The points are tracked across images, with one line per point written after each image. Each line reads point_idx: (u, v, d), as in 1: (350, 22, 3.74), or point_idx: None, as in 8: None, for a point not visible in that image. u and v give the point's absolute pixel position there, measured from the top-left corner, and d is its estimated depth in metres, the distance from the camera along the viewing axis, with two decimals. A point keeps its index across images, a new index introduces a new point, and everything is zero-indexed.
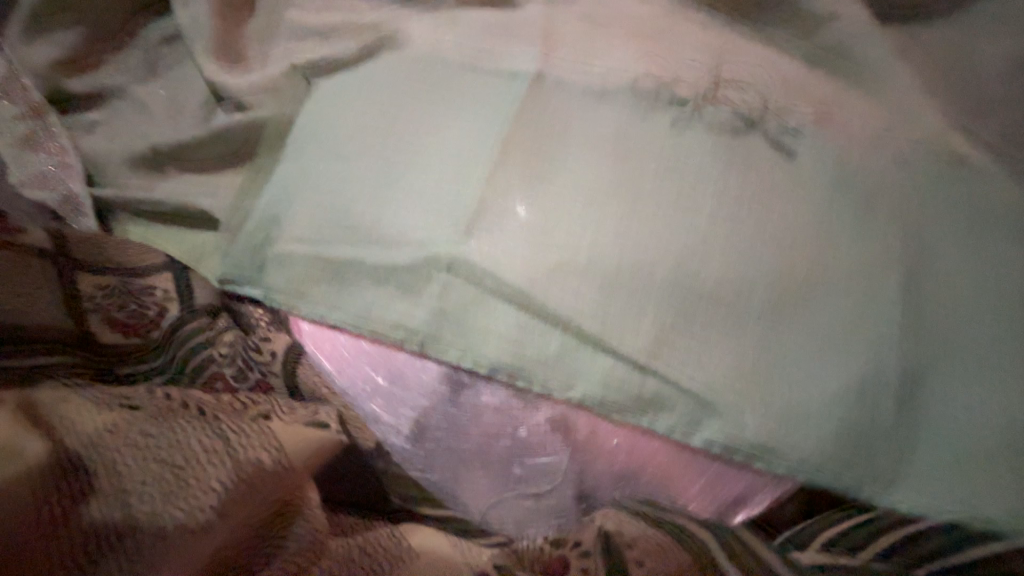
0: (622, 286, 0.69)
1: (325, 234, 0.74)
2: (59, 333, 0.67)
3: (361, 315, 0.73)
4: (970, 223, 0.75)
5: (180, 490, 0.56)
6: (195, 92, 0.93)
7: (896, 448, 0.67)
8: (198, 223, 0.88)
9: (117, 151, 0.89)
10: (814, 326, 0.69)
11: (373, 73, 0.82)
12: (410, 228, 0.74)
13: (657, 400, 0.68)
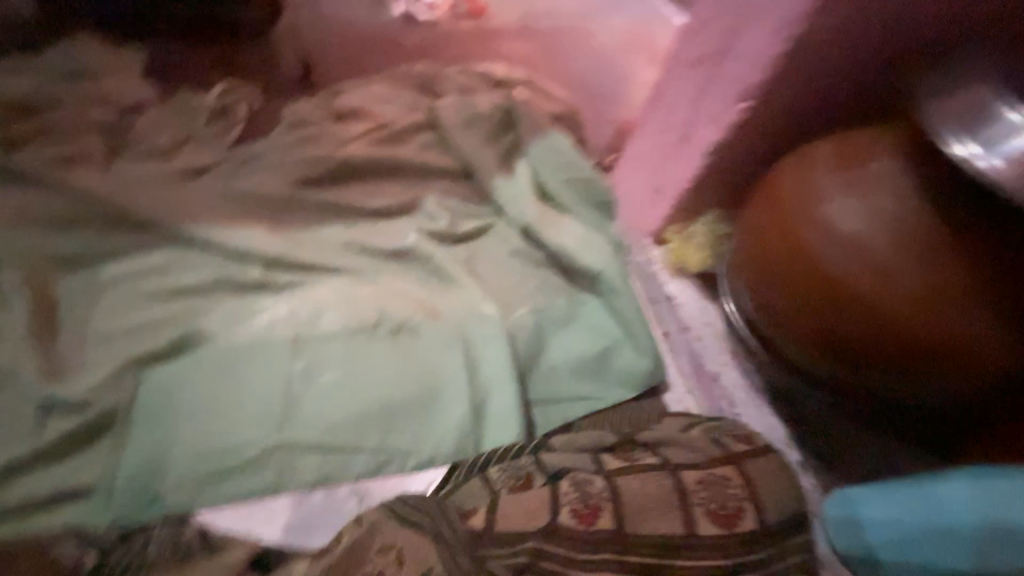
0: (317, 318, 0.68)
1: (53, 337, 0.64)
2: None
3: None
4: (642, 158, 0.80)
5: None
6: None
7: (636, 349, 0.76)
8: None
9: None
10: (496, 289, 0.81)
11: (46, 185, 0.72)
12: (91, 323, 0.66)
13: (370, 415, 0.61)
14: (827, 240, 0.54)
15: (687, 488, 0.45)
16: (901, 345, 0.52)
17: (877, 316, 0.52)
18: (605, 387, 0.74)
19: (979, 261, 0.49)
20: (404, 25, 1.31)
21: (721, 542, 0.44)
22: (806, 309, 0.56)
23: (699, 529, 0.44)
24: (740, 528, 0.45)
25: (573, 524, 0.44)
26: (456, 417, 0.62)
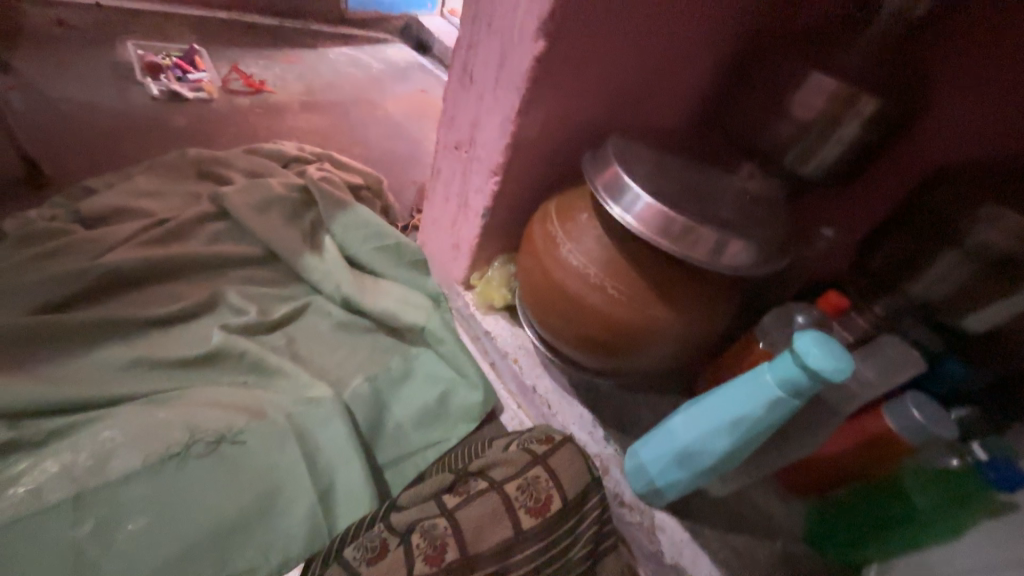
0: (105, 462, 0.59)
1: None
2: None
3: None
4: (439, 221, 0.93)
5: None
6: None
7: (470, 383, 0.85)
8: None
9: None
10: (325, 367, 0.83)
11: None
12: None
13: (197, 548, 0.56)
14: (565, 277, 0.68)
15: (510, 496, 0.53)
16: (633, 345, 0.68)
17: (611, 329, 0.67)
18: (449, 427, 0.81)
19: (665, 277, 0.65)
20: (172, 113, 1.24)
21: (544, 526, 0.52)
22: (570, 332, 0.71)
23: (527, 524, 0.52)
24: (553, 507, 0.53)
25: (426, 569, 0.48)
26: (303, 510, 0.61)
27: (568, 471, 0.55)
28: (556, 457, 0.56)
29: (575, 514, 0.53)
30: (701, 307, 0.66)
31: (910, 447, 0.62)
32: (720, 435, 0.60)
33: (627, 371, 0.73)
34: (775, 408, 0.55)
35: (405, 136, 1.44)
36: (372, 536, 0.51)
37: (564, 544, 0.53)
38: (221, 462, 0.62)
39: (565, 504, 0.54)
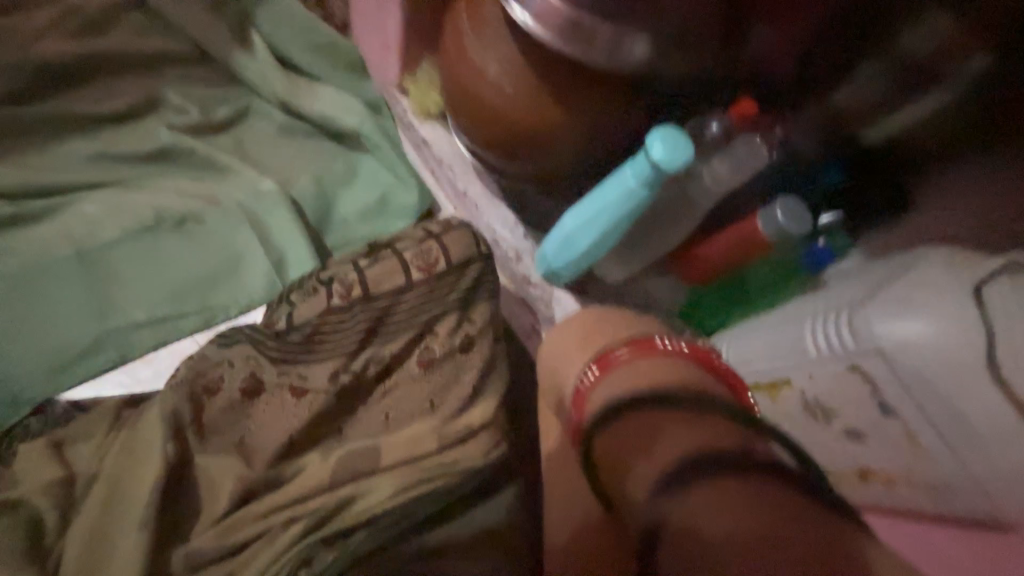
0: (95, 231, 0.74)
1: None
2: None
3: None
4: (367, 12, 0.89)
5: None
6: None
7: (406, 185, 0.96)
8: None
9: None
10: (273, 168, 0.92)
11: None
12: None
13: (182, 293, 0.74)
14: (472, 77, 0.71)
15: (405, 258, 0.66)
16: (537, 148, 0.73)
17: (515, 133, 0.72)
18: (388, 223, 0.94)
19: (562, 75, 0.67)
20: None
21: (432, 278, 0.65)
22: (482, 137, 0.76)
23: (417, 277, 0.65)
24: (439, 267, 0.66)
25: (339, 302, 0.62)
26: (261, 271, 0.78)
27: (457, 242, 0.69)
28: (447, 234, 0.69)
29: (458, 271, 0.67)
30: (597, 107, 0.69)
31: (772, 249, 0.71)
32: (598, 223, 0.71)
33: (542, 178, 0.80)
34: (632, 198, 0.66)
35: None
36: (308, 286, 0.67)
37: (447, 291, 0.66)
38: (189, 235, 0.77)
39: (451, 265, 0.67)
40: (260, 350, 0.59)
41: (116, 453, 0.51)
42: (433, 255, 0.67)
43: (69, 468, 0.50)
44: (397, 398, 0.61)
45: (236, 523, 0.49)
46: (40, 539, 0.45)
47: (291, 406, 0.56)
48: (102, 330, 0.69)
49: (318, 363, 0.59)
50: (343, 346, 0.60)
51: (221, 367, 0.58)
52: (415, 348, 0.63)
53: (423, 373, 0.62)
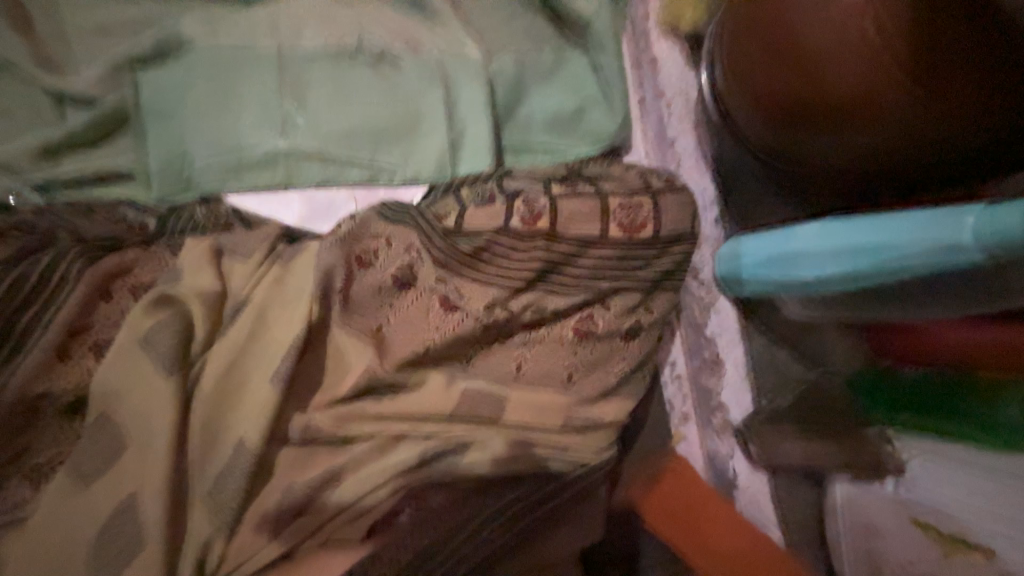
0: (298, 34, 0.67)
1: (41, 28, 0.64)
2: None
3: (19, 132, 0.62)
4: None
5: None
6: None
7: (613, 109, 0.79)
8: None
9: None
10: (480, 29, 0.78)
11: None
12: (60, 17, 0.65)
13: (357, 137, 0.68)
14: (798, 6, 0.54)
15: (610, 206, 0.54)
16: (831, 132, 0.55)
17: (817, 105, 0.54)
18: (575, 144, 0.79)
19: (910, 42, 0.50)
20: None
21: (630, 244, 0.54)
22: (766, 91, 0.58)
23: (614, 234, 0.54)
24: (645, 234, 0.54)
25: (519, 226, 0.53)
26: (435, 147, 0.69)
27: (670, 209, 0.56)
28: (665, 197, 0.56)
29: (659, 248, 0.54)
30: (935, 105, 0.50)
31: None
32: (832, 259, 0.54)
33: (807, 168, 0.60)
34: (942, 257, 0.45)
35: None
36: (486, 188, 0.56)
37: (640, 266, 0.54)
38: (382, 76, 0.69)
39: (657, 236, 0.54)
40: (425, 245, 0.52)
41: (267, 288, 0.48)
42: (644, 213, 0.54)
43: (224, 282, 0.49)
44: (537, 355, 0.54)
45: (354, 411, 0.47)
46: (185, 342, 0.44)
47: (439, 317, 0.51)
48: (276, 145, 0.65)
49: (474, 285, 0.52)
50: (507, 280, 0.53)
51: (379, 243, 0.52)
52: (579, 311, 0.54)
53: (575, 342, 0.54)
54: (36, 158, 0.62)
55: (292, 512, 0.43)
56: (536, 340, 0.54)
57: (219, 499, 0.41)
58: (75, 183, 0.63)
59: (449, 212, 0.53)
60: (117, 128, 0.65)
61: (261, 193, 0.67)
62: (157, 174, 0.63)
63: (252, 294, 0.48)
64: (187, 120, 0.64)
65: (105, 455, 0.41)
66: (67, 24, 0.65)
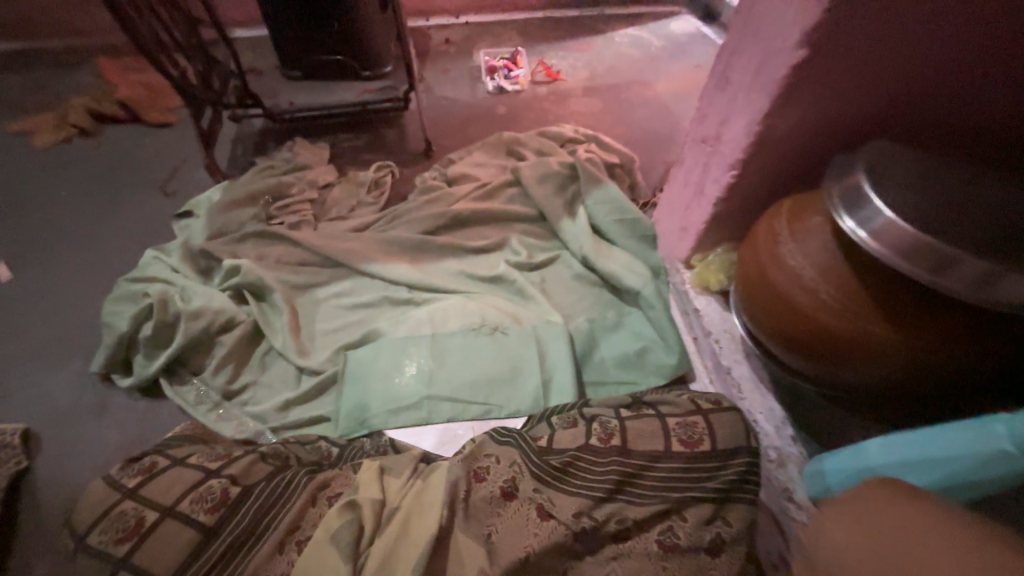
0: (444, 321, 1.04)
1: (303, 332, 1.08)
2: (173, 438, 0.88)
3: (276, 393, 0.99)
4: (683, 198, 1.03)
5: (233, 547, 0.70)
6: (127, 283, 1.06)
7: (667, 348, 1.01)
8: (126, 345, 0.99)
9: (90, 326, 1.10)
10: (560, 304, 1.13)
11: (295, 241, 1.19)
12: (315, 325, 1.10)
13: (478, 382, 0.95)
14: (775, 270, 0.74)
15: (669, 425, 0.72)
16: (849, 355, 0.67)
17: (828, 338, 0.68)
18: (641, 376, 1.00)
19: (885, 284, 0.64)
20: (498, 103, 1.70)
21: (690, 455, 0.69)
22: (780, 329, 0.74)
23: (676, 448, 0.70)
24: (703, 447, 0.69)
25: (598, 443, 0.72)
26: (531, 386, 0.94)
27: (724, 426, 0.72)
28: (716, 417, 0.73)
29: (719, 459, 0.69)
30: (933, 331, 0.62)
31: None
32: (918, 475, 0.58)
33: (843, 382, 0.72)
34: (994, 465, 0.51)
35: (663, 129, 1.59)
36: (569, 417, 0.78)
37: (704, 476, 0.68)
38: (495, 340, 1.01)
39: (714, 447, 0.70)
40: (524, 463, 0.72)
41: (411, 498, 0.68)
42: (694, 432, 0.71)
43: (383, 494, 0.69)
44: (627, 568, 0.64)
45: None
46: (357, 539, 0.64)
47: (538, 523, 0.66)
48: (423, 392, 0.94)
49: (563, 496, 0.67)
50: (590, 493, 0.67)
51: (492, 461, 0.73)
52: (657, 522, 0.66)
53: (660, 555, 0.64)
54: (278, 409, 0.96)
55: None
56: (622, 547, 0.65)
57: None
58: (296, 423, 0.95)
59: (543, 436, 0.75)
60: (326, 387, 0.99)
61: (407, 427, 0.91)
62: (346, 416, 0.93)
63: (401, 504, 0.68)
64: (370, 380, 0.97)
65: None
66: (317, 328, 1.10)
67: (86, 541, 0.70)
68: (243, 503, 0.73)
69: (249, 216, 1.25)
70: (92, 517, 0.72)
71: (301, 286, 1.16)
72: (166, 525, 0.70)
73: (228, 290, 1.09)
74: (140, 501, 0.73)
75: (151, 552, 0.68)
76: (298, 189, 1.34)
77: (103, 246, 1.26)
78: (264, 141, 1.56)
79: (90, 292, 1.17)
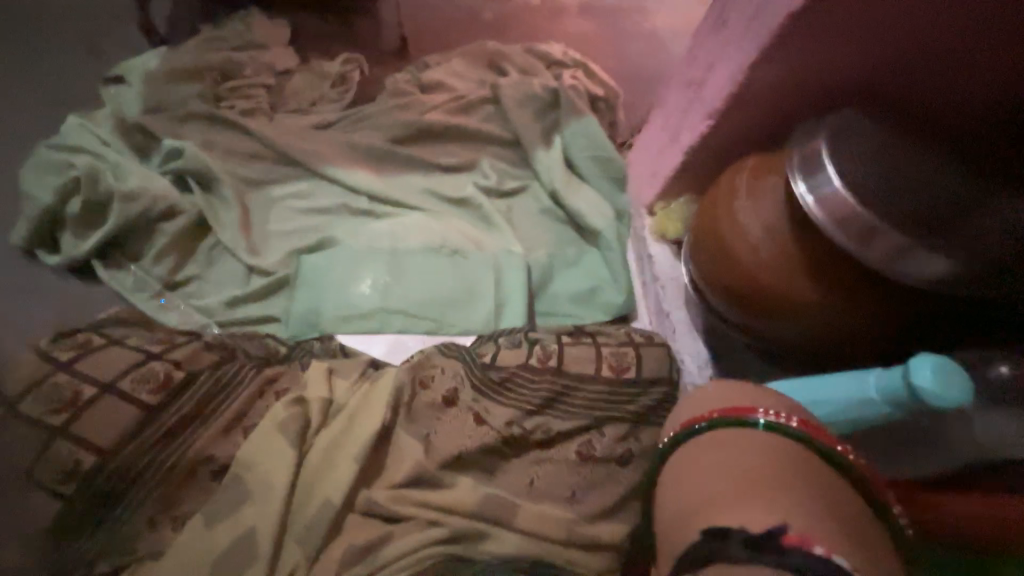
0: (404, 237, 1.03)
1: (254, 229, 1.04)
2: (109, 318, 0.84)
3: (222, 288, 0.97)
4: (658, 143, 1.02)
5: (174, 427, 0.70)
6: (48, 151, 0.95)
7: (618, 288, 1.06)
8: (50, 219, 0.91)
9: (5, 193, 1.00)
10: (522, 233, 1.13)
11: (248, 132, 1.10)
12: (266, 225, 1.05)
13: (432, 300, 0.97)
14: (726, 224, 0.77)
15: (603, 353, 0.82)
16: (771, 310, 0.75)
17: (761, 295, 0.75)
18: (589, 311, 1.05)
19: (815, 249, 0.71)
20: (486, 6, 1.54)
21: (619, 379, 0.80)
22: (718, 285, 0.79)
23: (605, 372, 0.80)
24: (630, 374, 0.80)
25: (535, 363, 0.80)
26: (484, 309, 0.97)
27: (650, 358, 0.83)
28: (646, 349, 0.83)
29: (642, 385, 0.80)
30: (844, 293, 0.70)
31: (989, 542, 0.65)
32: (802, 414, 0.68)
33: (762, 335, 0.80)
34: (865, 406, 0.63)
35: (654, 66, 1.53)
36: (515, 337, 0.84)
37: (624, 399, 0.79)
38: (454, 261, 1.01)
39: (639, 376, 0.80)
40: (466, 374, 0.78)
41: (358, 399, 0.74)
42: (621, 360, 0.82)
43: (331, 393, 0.74)
44: (547, 472, 0.73)
45: (407, 494, 0.68)
46: (304, 431, 0.70)
47: (473, 427, 0.74)
48: (376, 303, 0.95)
49: (499, 406, 0.76)
50: (523, 405, 0.76)
51: (436, 371, 0.78)
52: (579, 436, 0.75)
53: (577, 463, 0.73)
54: (225, 305, 0.94)
55: (352, 562, 0.63)
56: (545, 451, 0.74)
57: (308, 540, 0.63)
58: (244, 321, 0.94)
59: (487, 352, 0.81)
60: (276, 288, 0.97)
61: (360, 335, 0.94)
62: (296, 318, 0.93)
63: (347, 403, 0.74)
64: (323, 286, 0.96)
65: (239, 501, 0.65)
66: (269, 227, 1.05)
67: (22, 408, 0.70)
68: (186, 387, 0.73)
69: (193, 92, 1.12)
70: (25, 387, 0.71)
71: (251, 180, 1.08)
72: (105, 400, 0.70)
73: (169, 175, 1.00)
74: (77, 376, 0.72)
75: (89, 422, 0.68)
76: (251, 70, 1.20)
77: (15, 104, 1.10)
78: (212, 5, 1.35)
79: (2, 154, 1.04)
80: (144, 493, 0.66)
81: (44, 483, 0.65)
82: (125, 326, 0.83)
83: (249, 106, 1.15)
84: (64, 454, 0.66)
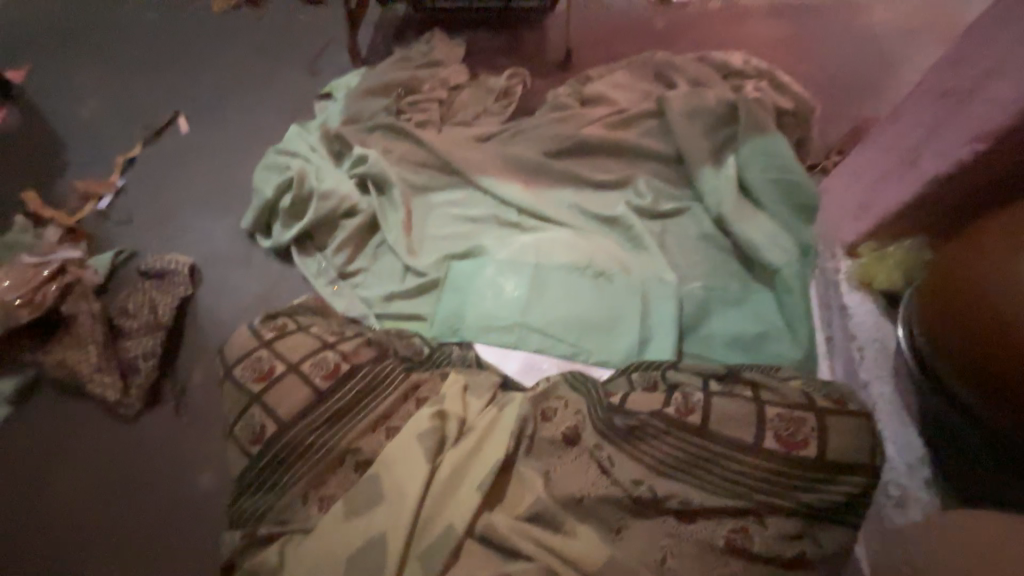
0: (550, 254, 0.99)
1: (415, 232, 1.12)
2: (299, 306, 0.99)
3: (383, 284, 1.06)
4: (879, 167, 0.80)
5: (333, 413, 0.78)
6: (274, 154, 1.15)
7: (793, 342, 0.89)
8: (268, 210, 1.10)
9: (243, 187, 1.24)
10: (677, 262, 1.02)
11: (421, 143, 1.20)
12: (425, 228, 1.13)
13: (572, 323, 0.92)
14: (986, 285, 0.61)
15: (768, 416, 0.66)
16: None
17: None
18: (751, 361, 0.90)
19: None
20: (657, 14, 1.45)
21: (787, 456, 0.64)
22: (956, 359, 0.64)
23: (770, 444, 0.65)
24: (804, 451, 0.63)
25: (674, 414, 0.68)
26: (628, 340, 0.89)
27: (836, 434, 0.64)
28: (833, 420, 0.65)
29: (821, 470, 0.63)
30: None
31: None
32: None
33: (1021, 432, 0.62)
34: None
35: (863, 76, 1.27)
36: (651, 378, 0.77)
37: (795, 485, 0.63)
38: (599, 284, 0.95)
39: (820, 456, 0.63)
40: (589, 413, 0.72)
41: (488, 420, 0.73)
42: (789, 434, 0.65)
43: (464, 408, 0.75)
44: (683, 550, 0.62)
45: (523, 530, 0.64)
46: (439, 445, 0.71)
47: (598, 477, 0.67)
48: (516, 317, 0.94)
49: (626, 459, 0.68)
50: (656, 465, 0.66)
51: (560, 404, 0.74)
52: (731, 519, 0.63)
53: (726, 551, 0.61)
54: (384, 299, 1.03)
55: None
56: (685, 525, 0.63)
57: (432, 554, 0.64)
58: (396, 316, 1.01)
59: (617, 393, 0.73)
60: (427, 288, 1.03)
61: (495, 349, 0.93)
62: (440, 322, 0.97)
63: (477, 426, 0.73)
64: (468, 293, 0.98)
65: (375, 497, 0.68)
66: (427, 230, 1.12)
67: (231, 374, 0.84)
68: (347, 376, 0.82)
69: (381, 106, 1.26)
70: (237, 355, 0.86)
71: (418, 187, 1.17)
72: (289, 377, 0.82)
73: (354, 178, 1.14)
74: (271, 352, 0.85)
75: (276, 395, 0.80)
76: (429, 86, 1.31)
77: (257, 115, 1.37)
78: (404, 30, 1.52)
79: (244, 155, 1.30)
80: (308, 468, 0.75)
81: (241, 442, 0.79)
82: (307, 314, 0.96)
83: (424, 119, 1.25)
84: (255, 421, 0.79)
